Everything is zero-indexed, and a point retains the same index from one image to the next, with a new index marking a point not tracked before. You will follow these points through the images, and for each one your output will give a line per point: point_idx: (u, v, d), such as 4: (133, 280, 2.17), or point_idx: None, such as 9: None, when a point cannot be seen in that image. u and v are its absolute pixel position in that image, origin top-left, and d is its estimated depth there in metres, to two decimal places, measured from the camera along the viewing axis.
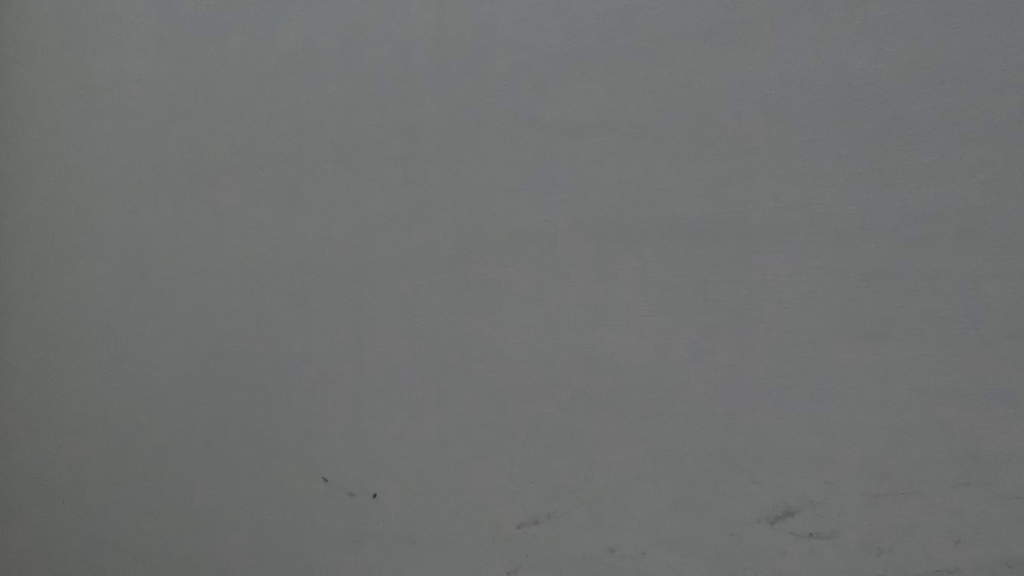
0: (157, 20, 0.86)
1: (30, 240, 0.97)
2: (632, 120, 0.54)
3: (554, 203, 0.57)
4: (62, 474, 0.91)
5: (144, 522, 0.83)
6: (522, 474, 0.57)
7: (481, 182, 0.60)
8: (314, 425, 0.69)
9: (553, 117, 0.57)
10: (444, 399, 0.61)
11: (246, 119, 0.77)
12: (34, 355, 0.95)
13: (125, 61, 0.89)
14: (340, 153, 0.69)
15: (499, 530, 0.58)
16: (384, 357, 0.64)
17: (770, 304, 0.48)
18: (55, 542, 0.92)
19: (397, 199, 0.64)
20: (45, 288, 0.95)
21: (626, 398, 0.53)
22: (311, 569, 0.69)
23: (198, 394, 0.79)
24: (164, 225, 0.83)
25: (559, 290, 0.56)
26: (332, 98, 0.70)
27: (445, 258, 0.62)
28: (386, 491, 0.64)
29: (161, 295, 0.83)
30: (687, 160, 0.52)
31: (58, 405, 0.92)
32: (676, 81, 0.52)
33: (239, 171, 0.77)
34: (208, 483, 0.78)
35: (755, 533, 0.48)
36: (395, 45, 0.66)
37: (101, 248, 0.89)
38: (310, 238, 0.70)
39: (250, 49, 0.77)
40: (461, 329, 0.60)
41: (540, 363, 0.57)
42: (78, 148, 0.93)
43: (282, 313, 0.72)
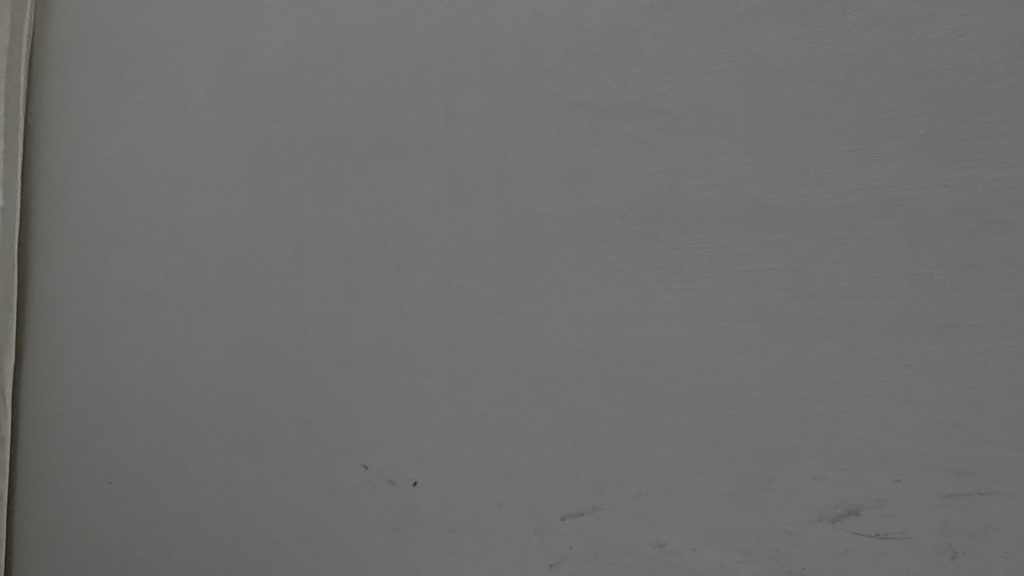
0: (208, 18, 0.89)
1: (101, 233, 1.03)
2: (684, 102, 0.52)
3: (602, 189, 0.55)
4: (126, 455, 0.96)
5: (194, 504, 0.86)
6: (565, 465, 0.56)
7: (525, 168, 0.59)
8: (355, 413, 0.69)
9: (603, 100, 0.56)
10: (486, 387, 0.60)
11: (292, 109, 0.77)
12: (104, 341, 1.01)
13: (182, 59, 0.92)
14: (384, 141, 0.69)
15: (543, 521, 0.57)
16: (427, 345, 0.64)
17: (833, 293, 0.46)
18: (119, 518, 0.97)
19: (441, 187, 0.64)
20: (113, 277, 1.00)
21: (676, 390, 0.51)
22: (350, 555, 0.69)
23: (243, 380, 0.81)
24: (214, 215, 0.85)
25: (608, 279, 0.55)
26: (376, 86, 0.70)
27: (490, 246, 0.61)
28: (427, 479, 0.63)
29: (211, 283, 0.85)
30: (745, 143, 0.49)
31: (122, 389, 0.97)
32: (733, 60, 0.50)
33: (283, 161, 0.78)
34: (252, 467, 0.79)
35: (814, 532, 0.46)
36: (441, 32, 0.66)
37: (160, 239, 0.93)
38: (354, 226, 0.70)
39: (294, 41, 0.78)
40: (505, 317, 0.60)
41: (587, 353, 0.55)
42: (140, 145, 0.98)
43: (325, 300, 0.72)
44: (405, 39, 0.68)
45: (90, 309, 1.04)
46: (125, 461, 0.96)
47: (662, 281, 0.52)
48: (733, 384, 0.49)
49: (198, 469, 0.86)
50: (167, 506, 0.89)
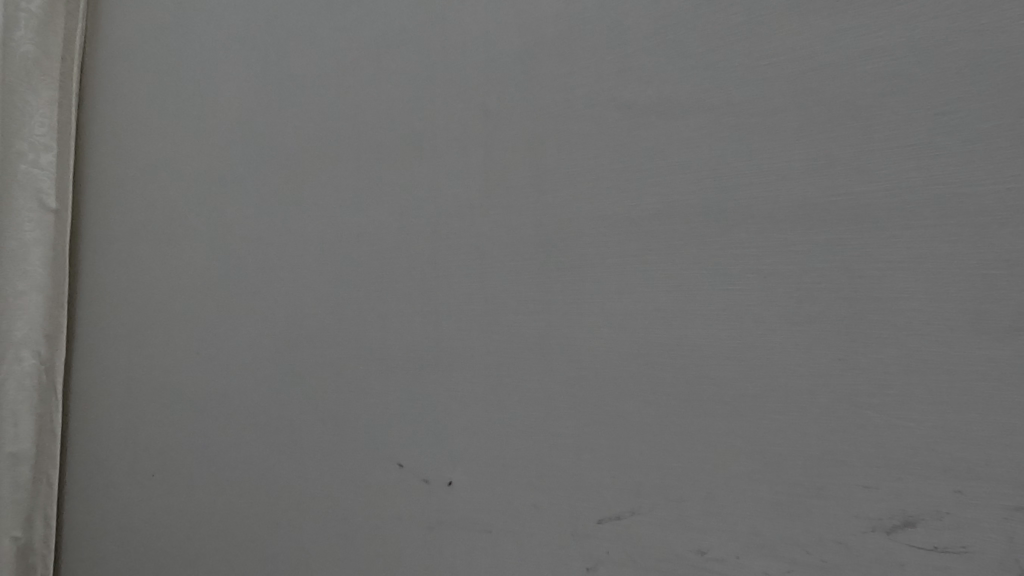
0: (250, 22, 0.91)
1: (146, 233, 1.06)
2: (728, 98, 0.51)
3: (642, 188, 0.54)
4: (167, 448, 0.99)
5: (232, 499, 0.88)
6: (603, 468, 0.55)
7: (563, 166, 0.59)
8: (391, 411, 0.70)
9: (643, 98, 0.55)
10: (523, 388, 0.60)
11: (330, 111, 0.79)
12: (147, 337, 1.04)
13: (225, 63, 0.95)
14: (420, 141, 0.69)
15: (579, 524, 0.56)
16: (463, 345, 0.64)
17: (887, 295, 0.44)
18: (159, 511, 0.99)
19: (478, 186, 0.64)
20: (157, 275, 1.03)
21: (719, 393, 0.50)
22: (385, 552, 0.70)
23: (281, 377, 0.82)
24: (254, 215, 0.87)
25: (648, 279, 0.54)
26: (413, 87, 0.70)
27: (526, 245, 0.61)
28: (462, 479, 0.63)
29: (251, 282, 0.87)
30: (791, 139, 0.48)
31: (165, 384, 1.00)
32: (780, 55, 0.49)
33: (321, 162, 0.79)
34: (289, 463, 0.80)
35: (867, 543, 0.44)
36: (478, 32, 0.66)
37: (201, 238, 0.96)
38: (390, 226, 0.71)
39: (332, 43, 0.79)
40: (541, 317, 0.59)
41: (625, 355, 0.54)
42: (183, 148, 1.01)
43: (362, 299, 0.73)
44: (442, 39, 0.68)
45: (134, 308, 1.07)
46: (165, 456, 0.99)
47: (705, 282, 0.51)
48: (779, 387, 0.48)
49: (236, 464, 0.87)
50: (206, 500, 0.91)
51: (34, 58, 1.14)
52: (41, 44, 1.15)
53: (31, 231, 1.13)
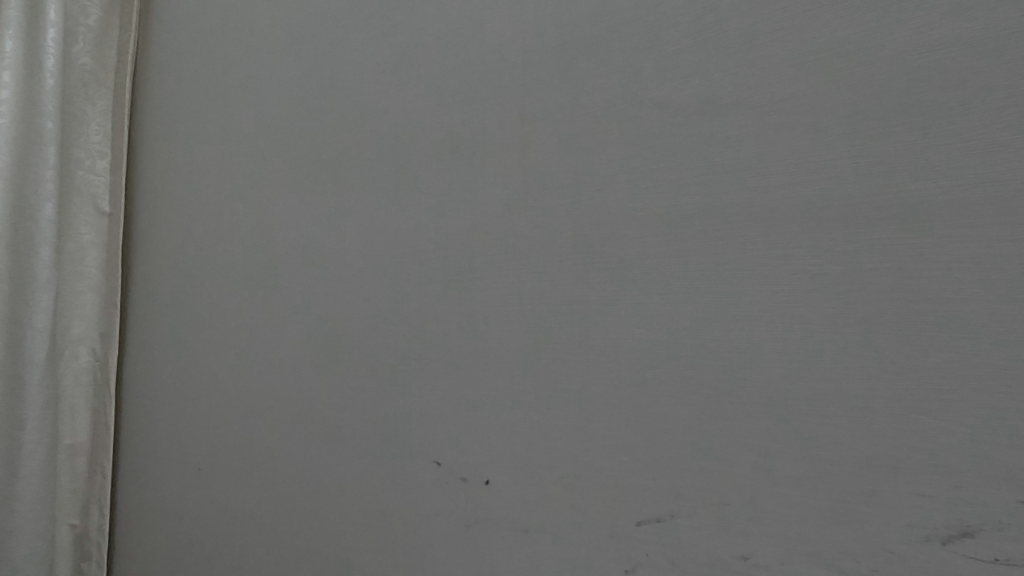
0: (292, 31, 0.94)
1: (193, 235, 1.11)
2: (770, 95, 0.50)
3: (681, 188, 0.54)
4: (212, 443, 1.02)
5: (275, 494, 0.90)
6: (642, 469, 0.55)
7: (601, 167, 0.59)
8: (429, 410, 0.71)
9: (682, 97, 0.55)
10: (561, 388, 0.60)
11: (368, 115, 0.80)
12: (194, 336, 1.08)
13: (268, 70, 0.98)
14: (457, 144, 0.70)
15: (617, 526, 0.56)
16: (501, 347, 0.65)
17: (942, 296, 0.43)
18: (205, 504, 1.03)
19: (515, 188, 0.65)
20: (203, 276, 1.07)
21: (762, 395, 0.49)
22: (423, 549, 0.71)
23: (322, 375, 0.84)
24: (296, 218, 0.90)
25: (688, 281, 0.53)
26: (451, 91, 0.71)
27: (563, 246, 0.61)
28: (499, 478, 0.64)
29: (293, 283, 0.90)
30: (838, 137, 0.47)
31: (210, 382, 1.04)
32: (826, 50, 0.48)
33: (361, 165, 0.81)
34: (329, 460, 0.82)
35: (921, 553, 0.43)
36: (514, 35, 0.66)
37: (246, 240, 0.99)
38: (428, 228, 0.72)
39: (371, 48, 0.81)
40: (579, 318, 0.59)
41: (665, 356, 0.54)
42: (228, 153, 1.05)
43: (401, 299, 0.75)
44: (480, 43, 0.69)
45: (182, 308, 1.12)
46: (211, 451, 1.03)
47: (746, 283, 0.50)
48: (826, 391, 0.46)
49: (278, 459, 0.90)
50: (250, 494, 0.94)
51: (91, 70, 1.20)
52: (96, 56, 1.21)
53: (87, 234, 1.19)
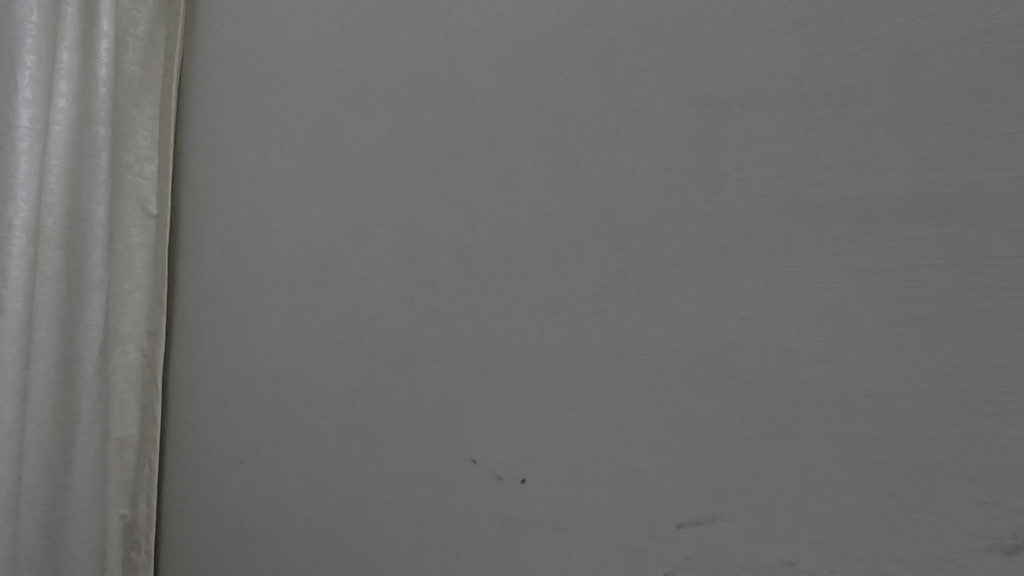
0: (330, 35, 0.96)
1: (235, 236, 1.14)
2: (815, 87, 0.49)
3: (721, 183, 0.53)
4: (252, 438, 1.05)
5: (313, 489, 0.92)
6: (682, 471, 0.54)
7: (638, 164, 0.58)
8: (464, 407, 0.71)
9: (722, 91, 0.53)
10: (597, 386, 0.60)
11: (404, 116, 0.82)
12: (235, 334, 1.12)
13: (307, 74, 1.00)
14: (493, 143, 0.71)
15: (656, 527, 0.55)
16: (537, 344, 0.65)
17: (1004, 293, 0.41)
18: (246, 498, 1.06)
19: (551, 186, 0.65)
20: (244, 275, 1.11)
21: (808, 396, 0.48)
22: (458, 545, 0.71)
23: (359, 372, 0.86)
24: (334, 218, 0.92)
25: (730, 279, 0.52)
26: (487, 90, 0.72)
27: (600, 244, 0.61)
28: (535, 476, 0.64)
29: (331, 282, 0.92)
30: (890, 128, 0.45)
31: (251, 379, 1.07)
32: (875, 39, 0.46)
33: (397, 166, 0.82)
34: (366, 456, 0.84)
35: (982, 563, 0.41)
36: (551, 32, 0.66)
37: (286, 240, 1.01)
38: (464, 227, 0.73)
39: (407, 50, 0.82)
40: (616, 316, 0.59)
41: (706, 355, 0.53)
42: (269, 156, 1.08)
43: (437, 298, 0.76)
44: (514, 42, 0.70)
45: (224, 307, 1.15)
46: (251, 446, 1.05)
47: (790, 280, 0.49)
48: (878, 392, 0.45)
49: (316, 455, 0.92)
50: (289, 488, 0.97)
51: (140, 78, 1.25)
52: (145, 64, 1.26)
53: (136, 236, 1.24)
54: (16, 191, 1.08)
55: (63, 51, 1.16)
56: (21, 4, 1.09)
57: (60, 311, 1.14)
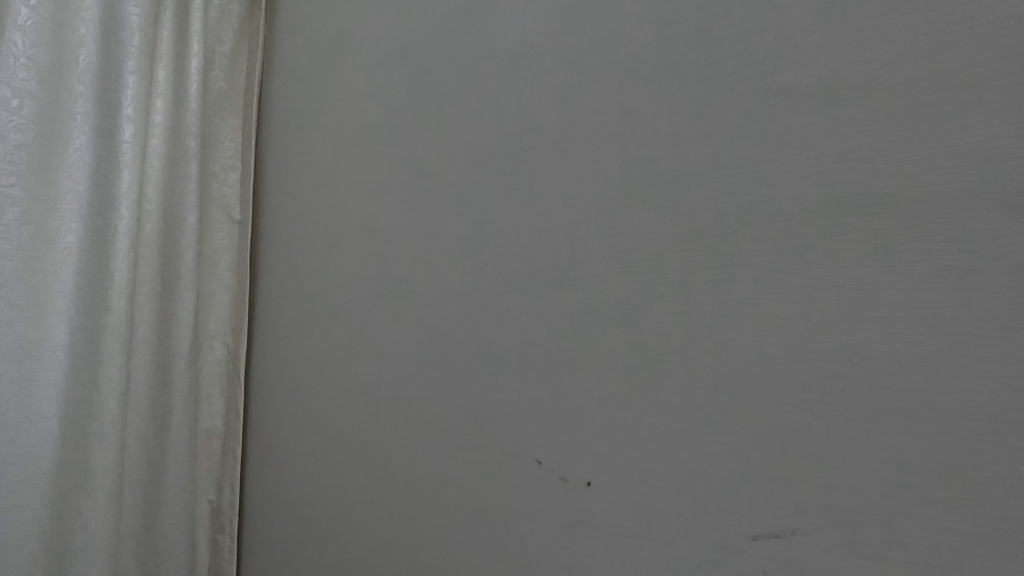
0: (399, 43, 1.00)
1: (310, 239, 1.20)
2: (906, 72, 0.45)
3: (799, 178, 0.50)
4: (325, 432, 1.10)
5: (382, 483, 0.95)
6: (758, 481, 0.51)
7: (708, 160, 0.56)
8: (529, 408, 0.72)
9: (800, 81, 0.51)
10: (665, 390, 0.58)
11: (470, 121, 0.84)
12: (310, 332, 1.17)
13: (376, 82, 1.04)
14: (558, 145, 0.71)
15: (728, 538, 0.53)
16: (602, 346, 0.64)
17: None
18: (319, 489, 1.11)
19: (617, 185, 0.64)
20: (318, 277, 1.16)
21: (899, 405, 0.44)
22: (523, 545, 0.71)
23: (425, 371, 0.88)
24: (402, 221, 0.95)
25: (810, 279, 0.49)
26: (552, 92, 0.72)
27: (668, 244, 0.59)
28: (601, 480, 0.63)
29: (399, 283, 0.95)
30: (995, 114, 0.41)
31: (324, 376, 1.12)
32: (976, 19, 0.43)
33: (463, 169, 0.84)
34: (432, 452, 0.86)
35: None
36: (617, 30, 0.66)
37: (357, 243, 1.06)
38: (529, 228, 0.74)
39: (472, 56, 0.84)
40: (684, 317, 0.57)
41: (783, 360, 0.50)
42: (341, 162, 1.13)
43: (502, 298, 0.77)
44: (579, 42, 0.70)
45: (300, 306, 1.21)
46: (324, 440, 1.10)
47: (878, 280, 0.46)
48: (982, 402, 0.41)
49: (385, 450, 0.95)
50: (359, 482, 1.01)
51: (225, 93, 1.36)
52: (229, 80, 1.36)
53: (222, 240, 1.34)
54: (120, 201, 1.19)
55: (160, 71, 1.26)
56: (125, 30, 1.20)
57: (157, 311, 1.24)
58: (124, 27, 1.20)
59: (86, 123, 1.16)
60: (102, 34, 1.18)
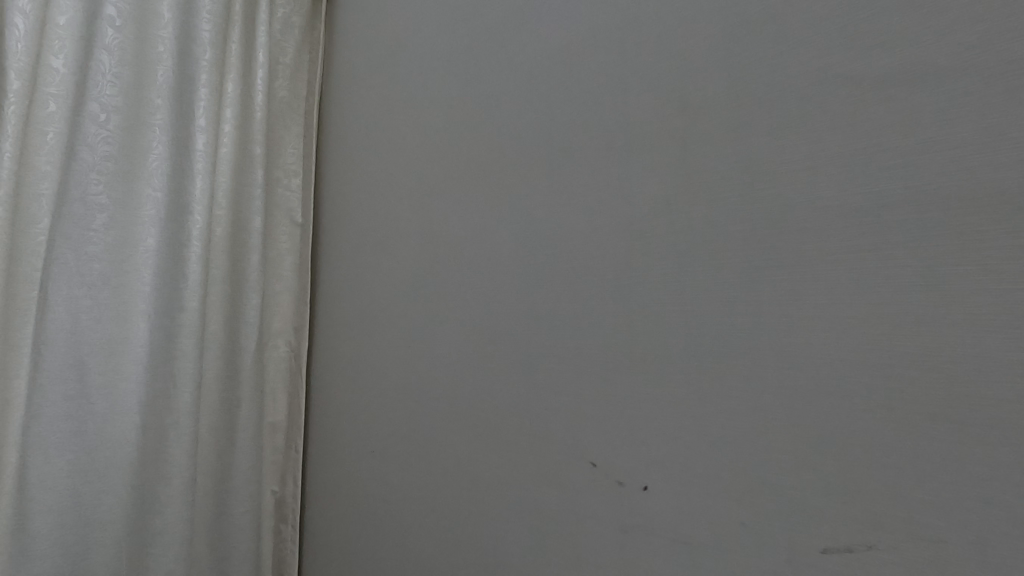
0: (454, 47, 1.01)
1: (367, 240, 1.24)
2: (996, 54, 0.42)
3: (872, 172, 0.48)
4: (381, 430, 1.13)
5: (437, 481, 0.97)
6: (828, 491, 0.49)
7: (772, 155, 0.54)
8: (584, 409, 0.71)
9: (874, 68, 0.48)
10: (726, 393, 0.56)
11: (525, 121, 0.84)
12: (367, 331, 1.21)
13: (432, 86, 1.07)
14: (614, 144, 0.70)
15: (796, 550, 0.50)
16: (659, 347, 0.63)
17: None
18: (376, 485, 1.14)
19: (674, 183, 0.63)
20: (375, 277, 1.20)
21: (990, 414, 0.41)
22: (578, 548, 0.71)
23: (480, 370, 0.89)
24: (457, 223, 0.97)
25: (888, 279, 0.46)
26: (607, 90, 0.72)
27: (729, 243, 0.57)
28: (658, 484, 0.62)
29: (454, 283, 0.96)
30: None
31: (381, 374, 1.15)
32: None
33: (517, 170, 0.85)
34: (487, 451, 0.87)
35: None
36: (675, 25, 0.65)
37: (413, 244, 1.09)
38: (583, 228, 0.73)
39: (527, 57, 0.85)
40: (747, 318, 0.55)
41: (856, 364, 0.48)
42: (397, 165, 1.16)
43: (556, 299, 0.77)
44: (636, 38, 0.69)
45: (358, 306, 1.25)
46: (381, 437, 1.13)
47: (963, 280, 0.42)
48: None
49: (440, 447, 0.97)
50: (415, 478, 1.03)
51: (288, 101, 1.42)
52: (292, 88, 1.43)
53: (285, 242, 1.41)
54: (194, 207, 1.26)
55: (229, 82, 1.32)
56: (198, 45, 1.28)
57: (226, 310, 1.31)
58: (197, 42, 1.28)
59: (163, 134, 1.24)
60: (178, 50, 1.26)
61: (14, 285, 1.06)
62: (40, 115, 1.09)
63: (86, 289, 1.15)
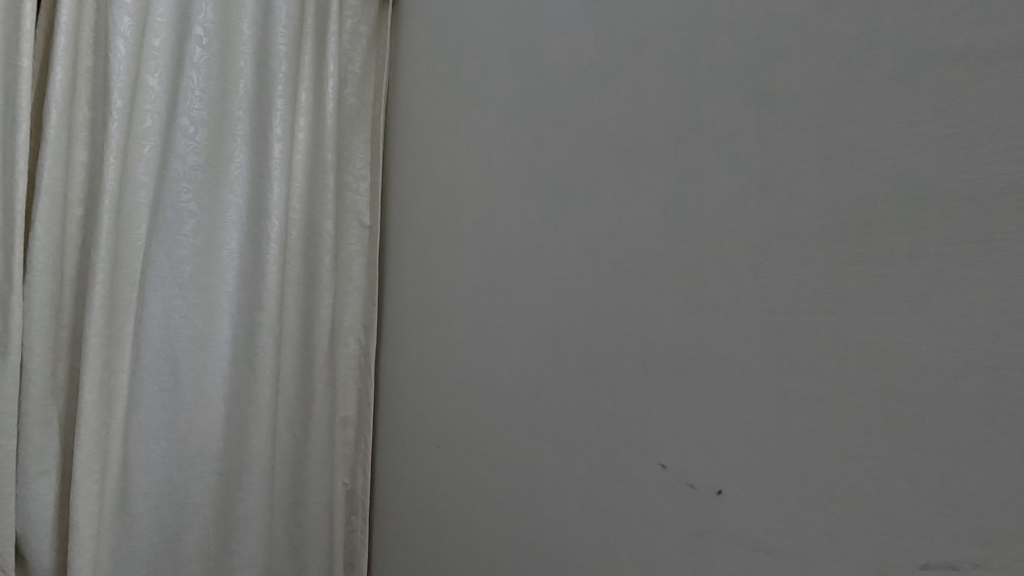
0: (516, 49, 1.03)
1: (433, 240, 1.27)
2: None
3: (971, 156, 0.44)
4: (448, 426, 1.16)
5: (503, 478, 0.98)
6: (925, 503, 0.45)
7: (854, 142, 0.51)
8: (652, 408, 0.70)
9: (971, 42, 0.44)
10: (805, 395, 0.54)
11: (587, 118, 0.84)
12: (433, 329, 1.24)
13: (495, 88, 1.09)
14: (682, 139, 0.69)
15: (889, 564, 0.47)
16: (731, 346, 0.61)
17: None
18: (442, 480, 1.17)
19: (747, 176, 0.61)
20: (441, 276, 1.23)
21: None
22: (649, 552, 0.69)
23: (545, 368, 0.90)
24: (522, 222, 0.98)
25: (995, 273, 0.42)
26: (674, 84, 0.71)
27: (808, 237, 0.55)
28: (732, 488, 0.60)
29: (519, 282, 0.98)
30: None
31: (447, 372, 1.18)
32: None
33: (582, 168, 0.85)
34: (552, 449, 0.87)
35: None
36: (745, 12, 0.63)
37: (478, 244, 1.11)
38: (652, 225, 0.72)
39: (590, 53, 0.85)
40: (828, 316, 0.52)
41: (954, 366, 0.44)
42: (461, 167, 1.19)
43: (623, 296, 0.76)
44: (703, 29, 0.67)
45: (424, 304, 1.29)
46: (447, 434, 1.16)
47: None
48: None
49: (505, 445, 0.98)
50: (481, 475, 1.05)
51: (356, 108, 1.48)
52: (360, 96, 1.49)
53: (354, 245, 1.46)
54: (271, 211, 1.32)
55: (302, 92, 1.39)
56: (273, 58, 1.34)
57: (301, 309, 1.38)
58: (273, 55, 1.34)
59: (244, 145, 1.32)
60: (256, 64, 1.34)
61: (117, 284, 1.16)
62: (138, 130, 1.19)
63: (178, 289, 1.25)
